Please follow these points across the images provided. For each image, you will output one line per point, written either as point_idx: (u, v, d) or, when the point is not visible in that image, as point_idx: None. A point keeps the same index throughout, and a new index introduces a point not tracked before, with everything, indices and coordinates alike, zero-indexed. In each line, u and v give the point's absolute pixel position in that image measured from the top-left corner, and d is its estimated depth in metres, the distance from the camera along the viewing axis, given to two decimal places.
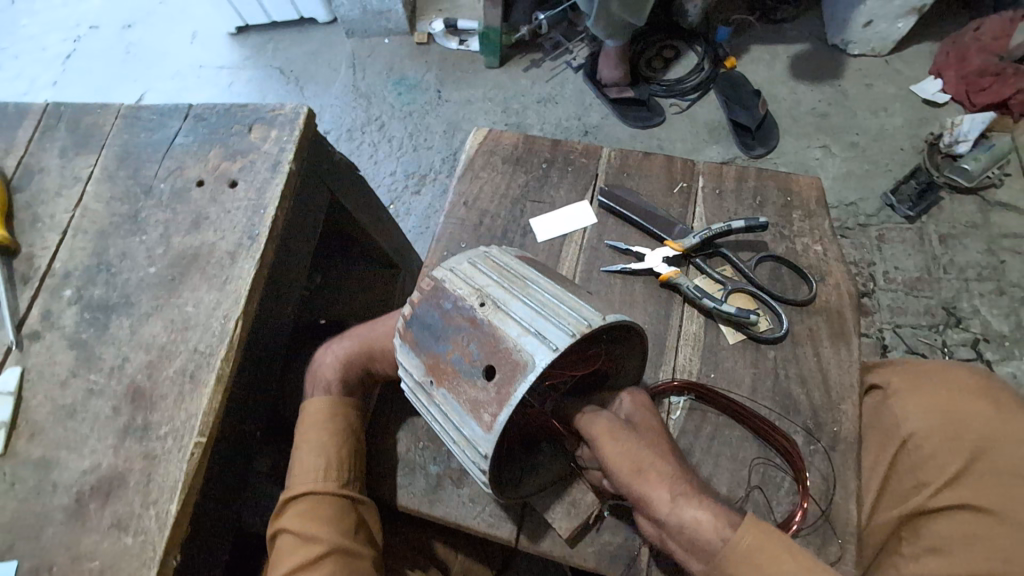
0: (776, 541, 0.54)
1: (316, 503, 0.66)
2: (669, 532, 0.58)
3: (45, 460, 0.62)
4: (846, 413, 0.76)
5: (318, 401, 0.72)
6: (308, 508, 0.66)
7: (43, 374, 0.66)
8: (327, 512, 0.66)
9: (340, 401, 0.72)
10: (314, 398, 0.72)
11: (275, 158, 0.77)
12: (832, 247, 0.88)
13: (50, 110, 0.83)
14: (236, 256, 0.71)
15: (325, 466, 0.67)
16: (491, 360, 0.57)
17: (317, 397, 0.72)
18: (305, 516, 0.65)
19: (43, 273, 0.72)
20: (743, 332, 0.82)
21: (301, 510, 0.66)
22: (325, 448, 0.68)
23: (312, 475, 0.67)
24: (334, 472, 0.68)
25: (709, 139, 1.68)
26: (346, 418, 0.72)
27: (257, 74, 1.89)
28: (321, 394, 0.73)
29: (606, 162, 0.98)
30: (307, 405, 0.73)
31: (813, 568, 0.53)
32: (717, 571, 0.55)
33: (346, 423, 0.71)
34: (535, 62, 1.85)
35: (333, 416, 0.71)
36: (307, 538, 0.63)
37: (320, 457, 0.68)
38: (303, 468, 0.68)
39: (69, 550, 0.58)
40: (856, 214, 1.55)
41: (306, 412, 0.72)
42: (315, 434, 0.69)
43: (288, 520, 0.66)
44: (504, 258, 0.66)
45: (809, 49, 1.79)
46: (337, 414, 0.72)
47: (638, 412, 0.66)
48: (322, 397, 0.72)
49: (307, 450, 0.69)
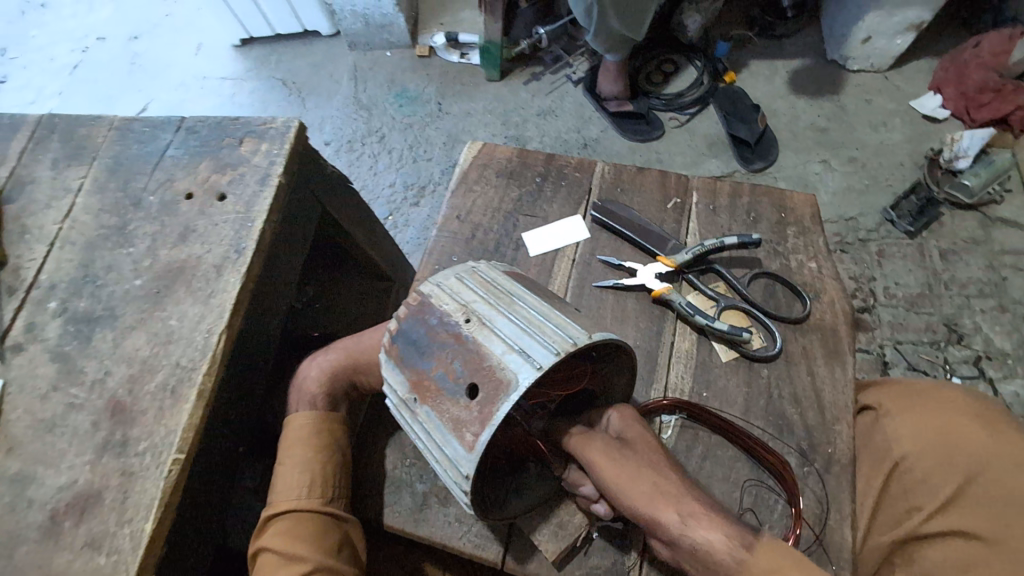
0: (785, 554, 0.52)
1: (299, 520, 0.64)
2: (681, 554, 0.56)
3: (21, 475, 0.61)
4: (841, 434, 0.75)
5: (303, 416, 0.71)
6: (292, 525, 0.64)
7: (24, 387, 0.66)
8: (312, 529, 0.64)
9: (324, 416, 0.72)
10: (298, 413, 0.71)
11: (265, 171, 0.76)
12: (827, 264, 0.87)
13: (43, 121, 0.84)
14: (222, 269, 0.70)
15: (309, 483, 0.66)
16: (475, 378, 0.55)
17: (301, 413, 0.71)
18: (288, 533, 0.63)
19: (29, 285, 0.72)
20: (736, 350, 0.80)
21: (284, 528, 0.64)
22: (310, 463, 0.67)
23: (296, 491, 0.66)
24: (318, 488, 0.66)
25: (708, 153, 1.67)
26: (331, 434, 0.71)
27: (260, 85, 1.91)
28: (305, 410, 0.72)
29: (600, 176, 0.98)
30: (290, 420, 0.72)
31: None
32: None
33: (331, 439, 0.70)
34: (535, 75, 1.86)
35: (318, 432, 0.70)
36: (290, 556, 0.61)
37: (304, 473, 0.66)
38: (286, 484, 0.66)
39: (42, 569, 0.57)
40: (855, 230, 1.54)
41: (289, 427, 0.71)
42: (300, 449, 0.68)
43: (269, 539, 0.63)
44: (492, 273, 0.65)
45: (807, 65, 1.79)
46: (323, 429, 0.70)
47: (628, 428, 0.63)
48: (306, 412, 0.72)
49: (291, 466, 0.67)
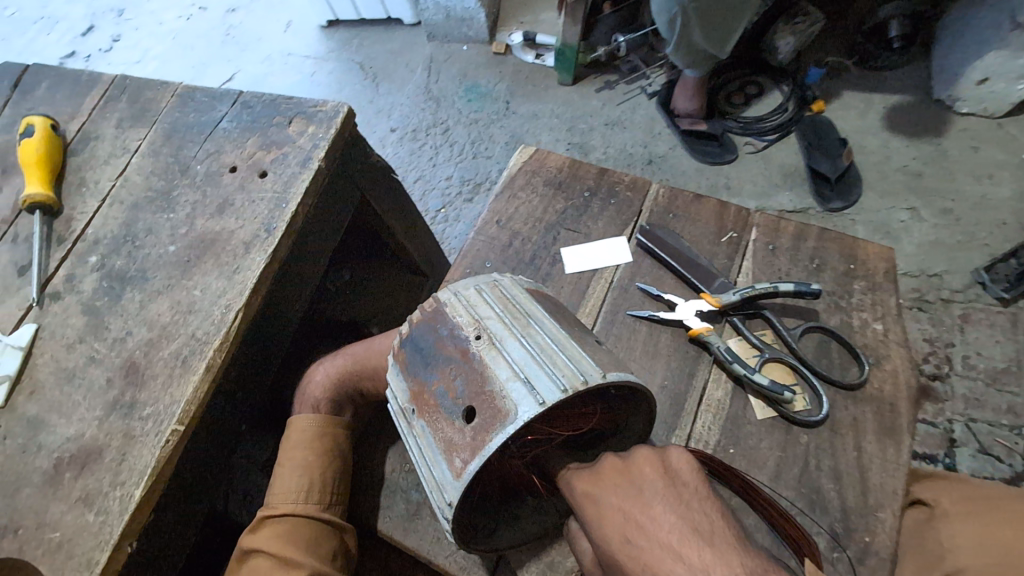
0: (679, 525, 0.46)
1: (295, 524, 0.63)
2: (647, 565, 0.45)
3: (36, 419, 0.63)
4: (884, 523, 0.65)
5: (306, 419, 0.69)
6: (287, 529, 0.62)
7: (55, 335, 0.68)
8: (306, 536, 0.63)
9: (327, 421, 0.70)
10: (302, 415, 0.70)
11: (308, 153, 0.76)
12: (895, 327, 0.77)
13: (117, 82, 0.88)
14: (250, 247, 0.71)
15: (308, 486, 0.65)
16: (474, 401, 0.51)
17: (304, 416, 0.70)
18: (283, 537, 0.62)
19: (77, 236, 0.75)
20: (775, 410, 0.72)
21: (278, 532, 0.62)
22: (310, 467, 0.66)
23: (295, 494, 0.65)
24: (317, 493, 0.66)
25: (782, 185, 1.56)
26: (335, 438, 0.69)
27: (338, 67, 1.95)
28: (308, 414, 0.71)
29: (653, 198, 0.92)
30: (292, 422, 0.70)
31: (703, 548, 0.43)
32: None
33: (334, 443, 0.69)
34: (608, 83, 1.80)
35: (322, 434, 0.69)
36: (284, 560, 0.59)
37: (304, 476, 0.66)
38: (285, 487, 0.65)
39: (36, 515, 0.58)
40: (937, 288, 1.39)
41: (292, 427, 0.70)
42: (302, 452, 0.67)
43: (262, 541, 0.62)
44: (513, 290, 0.61)
45: (909, 101, 1.63)
46: (326, 432, 0.69)
47: (567, 479, 0.54)
48: (309, 415, 0.70)
49: (290, 469, 0.66)
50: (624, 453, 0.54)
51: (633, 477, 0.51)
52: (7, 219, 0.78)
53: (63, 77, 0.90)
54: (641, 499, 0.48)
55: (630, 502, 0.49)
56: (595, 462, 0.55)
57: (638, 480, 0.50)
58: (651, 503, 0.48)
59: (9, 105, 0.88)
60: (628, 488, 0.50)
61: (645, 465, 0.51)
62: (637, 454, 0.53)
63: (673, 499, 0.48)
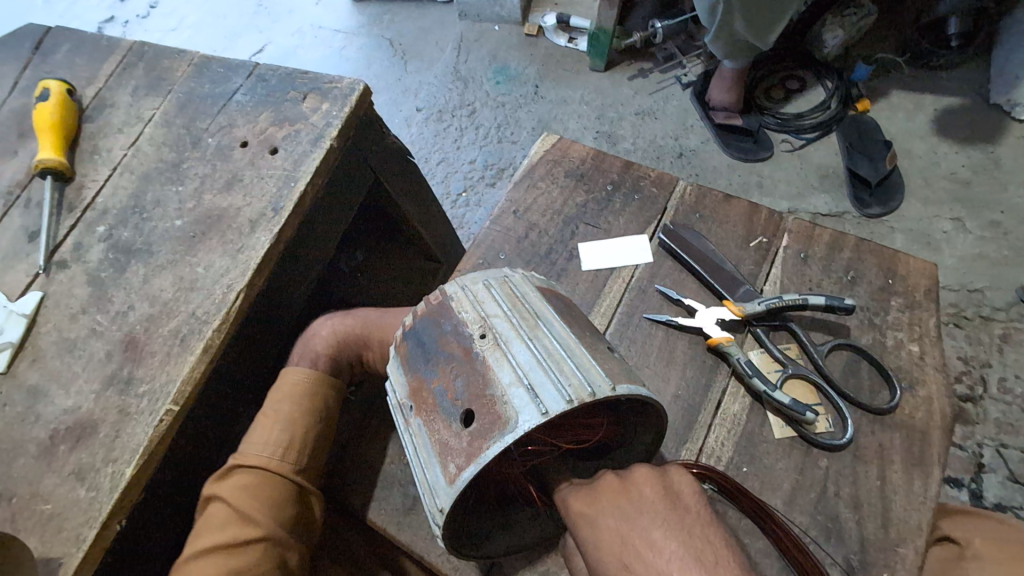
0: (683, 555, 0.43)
1: (264, 480, 0.61)
2: None
3: (36, 389, 0.63)
4: (905, 559, 0.61)
5: (298, 373, 0.68)
6: (253, 482, 0.60)
7: (59, 304, 0.68)
8: (273, 493, 0.61)
9: (319, 376, 0.68)
10: (295, 366, 0.68)
11: (320, 131, 0.74)
12: (933, 350, 0.72)
13: (135, 49, 0.86)
14: (256, 226, 0.69)
15: (288, 443, 0.63)
16: (473, 405, 0.48)
17: (299, 368, 0.69)
18: (247, 490, 0.60)
19: (86, 205, 0.74)
20: (794, 430, 0.68)
21: (244, 483, 0.60)
22: (292, 426, 0.64)
23: (271, 448, 0.63)
24: (294, 453, 0.63)
25: (818, 186, 1.49)
26: (321, 400, 0.67)
27: (367, 42, 1.91)
28: (304, 365, 0.69)
29: (679, 196, 0.87)
30: (285, 372, 0.69)
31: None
32: None
33: (322, 405, 0.67)
34: (642, 71, 1.73)
35: (311, 393, 0.67)
36: (243, 514, 0.58)
37: (285, 432, 0.64)
38: (262, 439, 0.63)
39: (30, 485, 0.58)
40: (977, 305, 1.31)
41: (282, 379, 0.68)
42: (287, 407, 0.65)
43: (226, 488, 0.60)
44: (524, 287, 0.57)
45: (963, 104, 1.53)
46: (315, 391, 0.67)
47: (564, 492, 0.52)
48: (302, 369, 0.68)
49: (274, 421, 0.64)
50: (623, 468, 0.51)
51: (632, 496, 0.48)
52: (21, 183, 0.77)
53: (84, 41, 0.89)
54: (640, 521, 0.46)
55: (628, 523, 0.46)
56: (594, 476, 0.52)
57: (638, 500, 0.47)
58: (650, 525, 0.45)
59: (30, 67, 0.88)
60: (626, 508, 0.47)
61: (646, 484, 0.48)
62: (637, 471, 0.50)
63: (674, 523, 0.45)
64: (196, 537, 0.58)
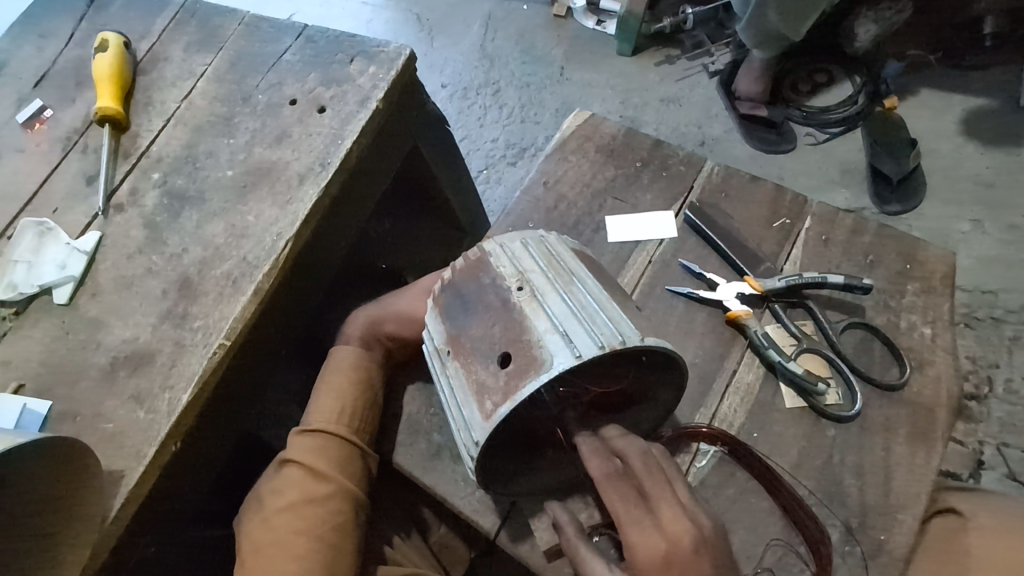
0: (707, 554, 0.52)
1: (329, 442, 0.69)
2: None
3: (97, 320, 0.67)
4: (902, 524, 0.65)
5: (348, 352, 0.73)
6: (321, 446, 0.68)
7: (116, 244, 0.72)
8: (338, 453, 0.68)
9: (362, 352, 0.74)
10: (344, 346, 0.74)
11: (366, 93, 0.77)
12: (945, 334, 0.75)
13: (187, 7, 0.89)
14: (305, 179, 0.72)
15: (342, 409, 0.70)
16: (510, 348, 0.52)
17: (344, 347, 0.74)
18: (316, 453, 0.68)
19: (141, 152, 0.78)
20: (806, 401, 0.71)
21: (313, 446, 0.68)
22: (345, 394, 0.71)
23: (329, 415, 0.70)
24: (349, 416, 0.70)
25: (839, 181, 1.50)
26: (367, 369, 0.73)
27: (396, 16, 1.92)
28: (347, 345, 0.74)
29: (706, 175, 0.89)
30: (334, 353, 0.75)
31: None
32: None
33: (368, 375, 0.72)
34: (670, 58, 1.74)
35: (355, 366, 0.72)
36: (315, 473, 0.66)
37: (339, 400, 0.70)
38: (321, 407, 0.70)
39: (93, 406, 0.63)
40: (990, 306, 1.33)
41: (335, 356, 0.74)
42: (338, 377, 0.71)
43: (297, 452, 0.68)
44: (559, 248, 0.61)
45: (992, 105, 1.53)
46: (368, 363, 0.73)
47: (638, 536, 0.52)
48: (351, 347, 0.74)
49: (328, 392, 0.71)
50: (691, 518, 0.53)
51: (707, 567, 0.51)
52: (79, 130, 0.81)
53: None
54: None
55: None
56: (664, 522, 0.52)
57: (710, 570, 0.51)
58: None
59: (85, 20, 0.91)
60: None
61: (715, 553, 0.52)
62: (706, 531, 0.53)
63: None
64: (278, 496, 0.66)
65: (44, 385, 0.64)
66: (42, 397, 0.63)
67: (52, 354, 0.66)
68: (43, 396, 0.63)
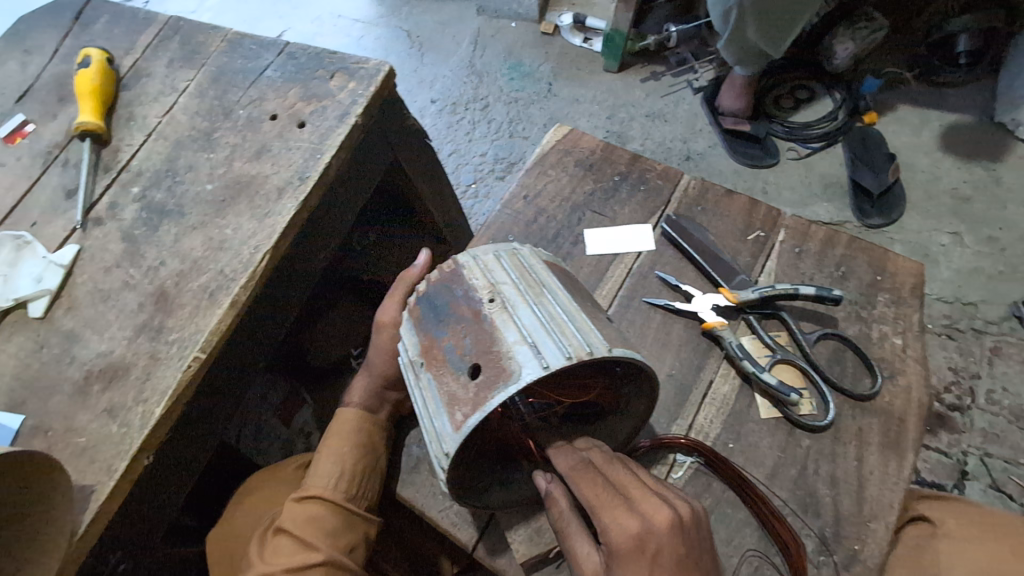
0: (687, 536, 0.49)
1: (327, 510, 0.67)
2: (657, 558, 0.47)
3: (72, 333, 0.67)
4: (876, 534, 0.65)
5: (350, 411, 0.72)
6: (317, 514, 0.67)
7: (94, 258, 0.72)
8: (333, 523, 0.67)
9: (369, 415, 0.72)
10: (350, 406, 0.73)
11: (346, 108, 0.78)
12: (915, 343, 0.76)
13: (171, 23, 0.91)
14: (283, 193, 0.73)
15: (342, 475, 0.68)
16: (481, 359, 0.52)
17: (349, 408, 0.72)
18: (312, 522, 0.66)
19: (122, 167, 0.78)
20: (780, 411, 0.72)
21: (308, 514, 0.67)
22: (347, 458, 0.69)
23: (329, 480, 0.68)
24: (347, 483, 0.69)
25: (820, 195, 1.53)
26: (372, 435, 0.71)
27: (385, 33, 1.95)
28: (352, 406, 0.73)
29: (683, 189, 0.91)
30: (337, 412, 0.73)
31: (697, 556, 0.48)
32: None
33: (370, 439, 0.71)
34: (654, 74, 1.77)
35: (360, 429, 0.71)
36: (306, 543, 0.64)
37: (340, 465, 0.69)
38: (322, 471, 0.69)
39: (65, 421, 0.62)
40: (970, 317, 1.35)
41: (338, 416, 0.73)
42: (339, 441, 0.70)
43: (293, 519, 0.66)
44: (532, 260, 0.62)
45: (967, 120, 1.57)
46: (371, 427, 0.72)
47: (612, 520, 0.50)
48: (354, 405, 0.73)
49: (330, 455, 0.70)
50: (666, 500, 0.51)
51: (685, 547, 0.48)
52: (60, 144, 0.82)
53: (122, 13, 0.94)
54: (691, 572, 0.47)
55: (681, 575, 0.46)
56: (638, 506, 0.50)
57: (690, 552, 0.48)
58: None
59: (70, 36, 0.92)
60: (680, 560, 0.47)
61: (695, 535, 0.49)
62: (684, 513, 0.50)
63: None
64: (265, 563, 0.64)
65: (16, 399, 0.64)
66: (14, 412, 0.63)
67: (26, 368, 0.66)
68: (15, 411, 0.63)
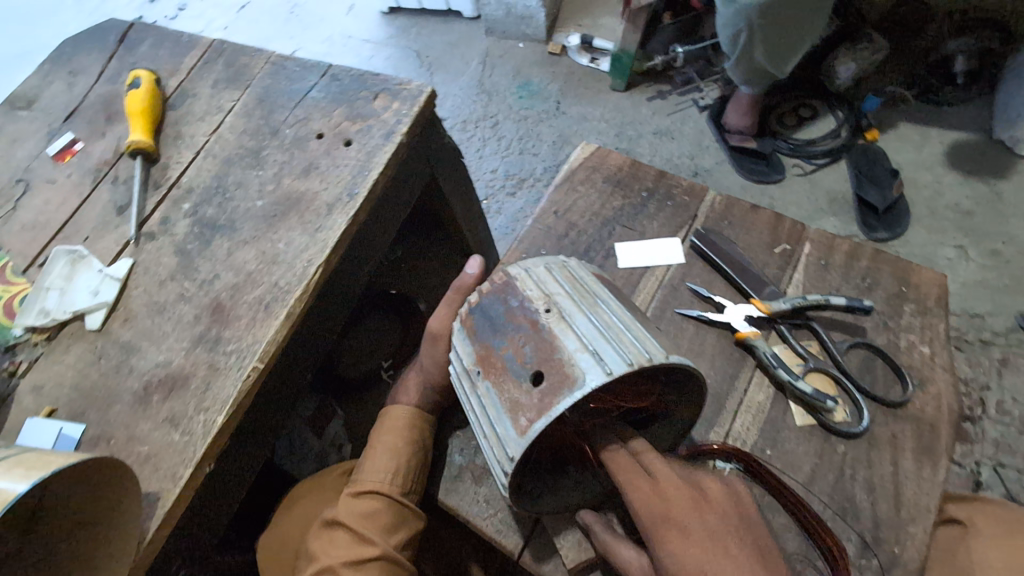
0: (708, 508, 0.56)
1: (381, 505, 0.69)
2: (683, 528, 0.54)
3: (129, 345, 0.69)
4: (914, 537, 0.67)
5: (400, 408, 0.74)
6: (372, 508, 0.69)
7: (148, 271, 0.74)
8: (387, 517, 0.69)
9: (419, 413, 0.74)
10: (400, 405, 0.75)
11: (391, 127, 0.81)
12: (942, 353, 0.79)
13: (215, 46, 0.94)
14: (332, 209, 0.76)
15: (394, 471, 0.70)
16: (542, 366, 0.55)
17: (401, 406, 0.75)
18: (367, 516, 0.68)
19: (172, 183, 0.81)
20: (814, 418, 0.74)
21: (363, 508, 0.69)
22: (398, 454, 0.71)
23: (382, 475, 0.70)
24: (401, 479, 0.70)
25: (828, 209, 1.56)
26: (421, 432, 0.73)
27: (396, 53, 2.00)
28: (404, 404, 0.75)
29: (709, 204, 0.94)
30: (387, 410, 0.76)
31: (724, 525, 0.55)
32: (716, 543, 0.54)
33: (422, 435, 0.72)
34: (661, 93, 1.81)
35: (410, 425, 0.73)
36: (362, 538, 0.67)
37: (393, 461, 0.71)
38: (376, 466, 0.71)
39: (127, 430, 0.64)
40: (978, 329, 1.38)
41: (388, 413, 0.75)
42: (390, 436, 0.72)
43: (349, 515, 0.69)
44: (581, 273, 0.64)
45: (969, 138, 1.61)
46: (419, 423, 0.74)
47: (640, 498, 0.55)
48: (405, 404, 0.75)
49: (382, 452, 0.71)
50: (690, 482, 0.58)
51: (711, 516, 0.55)
52: (109, 162, 0.84)
53: (165, 37, 0.97)
54: (718, 534, 0.55)
55: (710, 538, 0.54)
56: (665, 484, 0.56)
57: (712, 515, 0.56)
58: (732, 545, 0.54)
59: (115, 58, 0.95)
60: (704, 522, 0.55)
61: (717, 505, 0.57)
62: (710, 492, 0.58)
63: (743, 543, 0.55)
64: (322, 557, 0.66)
65: (77, 409, 0.66)
66: (75, 422, 0.65)
67: (85, 378, 0.68)
68: (76, 421, 0.65)
